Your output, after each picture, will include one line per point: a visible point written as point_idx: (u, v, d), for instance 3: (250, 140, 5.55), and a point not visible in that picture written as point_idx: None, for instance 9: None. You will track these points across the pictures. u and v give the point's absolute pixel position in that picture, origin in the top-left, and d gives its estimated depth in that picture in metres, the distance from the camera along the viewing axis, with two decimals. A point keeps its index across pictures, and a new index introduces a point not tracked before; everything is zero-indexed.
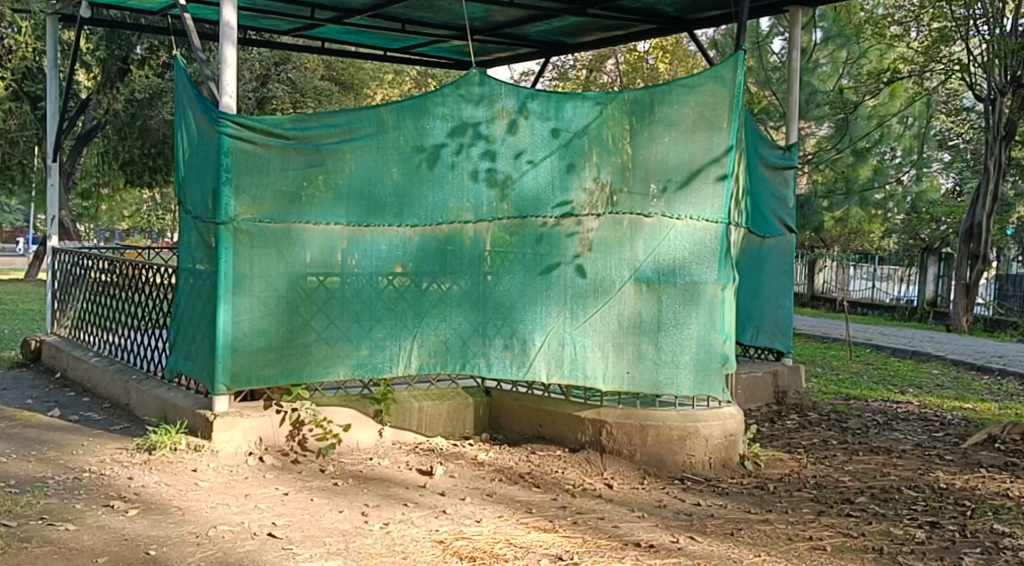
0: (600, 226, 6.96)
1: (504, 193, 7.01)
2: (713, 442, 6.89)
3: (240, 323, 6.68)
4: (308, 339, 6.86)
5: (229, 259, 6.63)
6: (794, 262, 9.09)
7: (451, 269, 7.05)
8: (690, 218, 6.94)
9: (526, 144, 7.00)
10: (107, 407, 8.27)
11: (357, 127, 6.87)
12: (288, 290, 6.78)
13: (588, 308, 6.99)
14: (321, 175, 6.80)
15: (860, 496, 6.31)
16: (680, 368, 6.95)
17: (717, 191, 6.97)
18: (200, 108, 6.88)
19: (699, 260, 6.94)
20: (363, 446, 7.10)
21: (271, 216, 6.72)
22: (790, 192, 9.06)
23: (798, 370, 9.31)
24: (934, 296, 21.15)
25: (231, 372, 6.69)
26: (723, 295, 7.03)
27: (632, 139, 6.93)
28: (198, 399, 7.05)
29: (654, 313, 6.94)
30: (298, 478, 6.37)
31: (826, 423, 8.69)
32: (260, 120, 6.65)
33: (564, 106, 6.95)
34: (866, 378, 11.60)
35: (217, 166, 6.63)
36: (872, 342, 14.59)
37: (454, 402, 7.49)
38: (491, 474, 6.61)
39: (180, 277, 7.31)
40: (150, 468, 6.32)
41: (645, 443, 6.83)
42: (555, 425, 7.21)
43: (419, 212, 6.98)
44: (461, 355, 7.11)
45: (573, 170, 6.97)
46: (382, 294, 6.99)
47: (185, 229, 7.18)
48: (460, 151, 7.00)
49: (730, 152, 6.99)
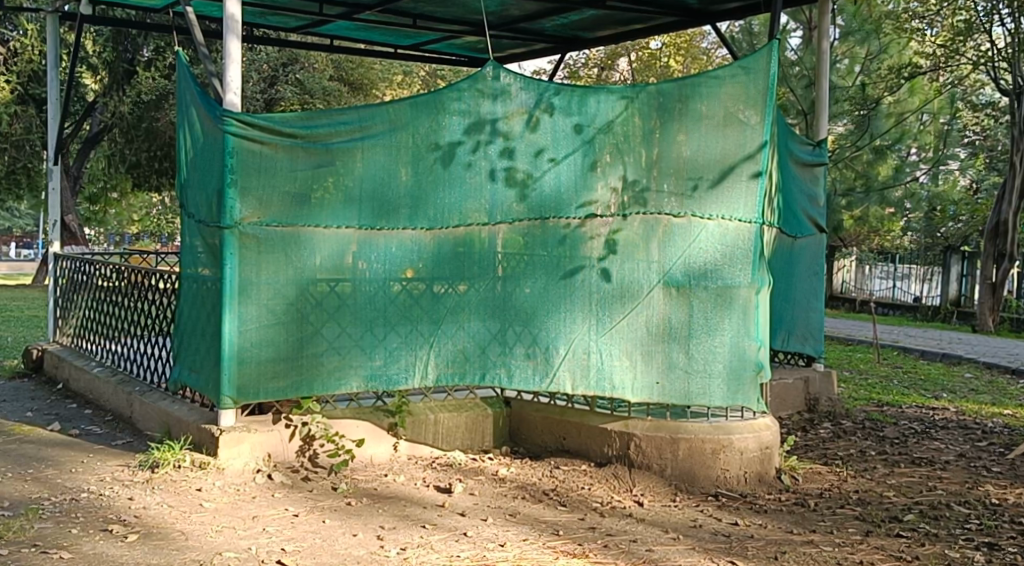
0: (626, 228, 6.58)
1: (524, 193, 6.64)
2: (747, 455, 6.49)
3: (247, 333, 6.32)
4: (318, 349, 6.50)
5: (235, 265, 6.27)
6: (824, 263, 8.71)
7: (469, 274, 6.67)
8: (722, 219, 6.54)
9: (547, 141, 6.63)
10: (109, 420, 7.93)
11: (369, 125, 6.50)
12: (297, 298, 6.41)
13: (614, 314, 6.61)
14: (332, 176, 6.44)
15: (909, 514, 5.91)
16: (712, 377, 6.56)
17: (751, 189, 6.57)
18: (204, 106, 6.52)
19: (732, 263, 6.55)
20: (377, 462, 6.74)
21: (278, 218, 6.35)
22: (821, 190, 8.69)
23: (830, 375, 8.90)
24: (958, 295, 20.67)
25: (237, 385, 6.34)
26: (758, 299, 6.63)
27: (660, 135, 6.55)
28: (204, 413, 6.68)
29: (684, 320, 6.56)
30: (309, 497, 6.01)
31: (862, 432, 8.29)
32: (266, 118, 6.29)
33: (587, 100, 6.58)
34: (897, 383, 11.17)
35: (222, 167, 6.27)
36: (899, 345, 14.16)
37: (473, 413, 7.11)
38: (514, 492, 6.24)
39: (183, 284, 6.95)
40: (152, 488, 5.96)
41: (676, 458, 6.43)
42: (579, 438, 6.83)
43: (435, 214, 6.61)
44: (480, 365, 6.73)
45: (597, 168, 6.59)
46: (396, 301, 6.62)
47: (189, 233, 6.83)
48: (477, 149, 6.63)
49: (764, 148, 6.59)
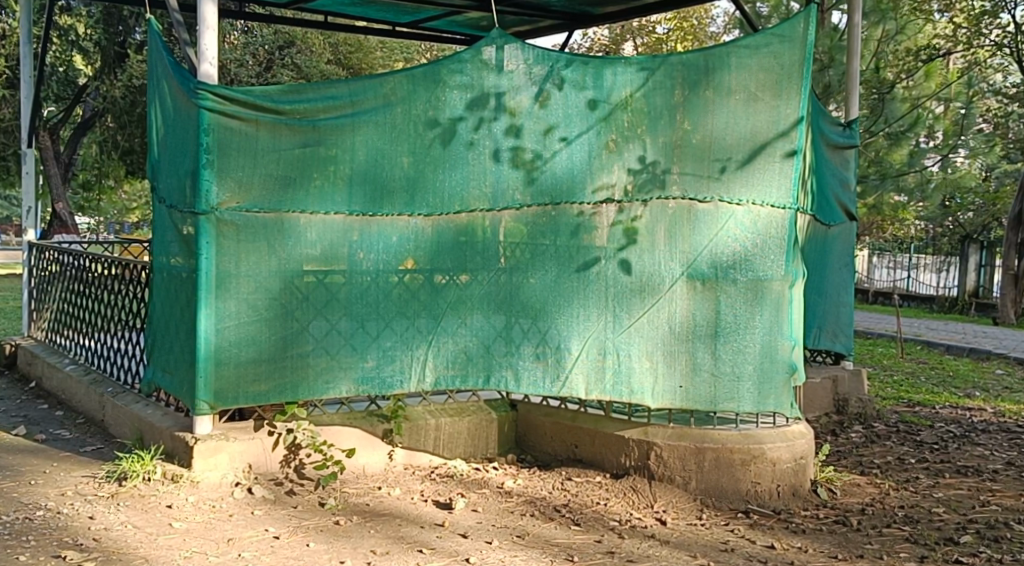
0: (646, 215, 5.93)
1: (534, 176, 5.99)
2: (780, 467, 5.84)
3: (224, 331, 5.70)
4: (305, 349, 5.86)
5: (212, 255, 5.65)
6: (854, 252, 8.15)
7: (472, 265, 6.03)
8: (753, 204, 5.89)
9: (558, 118, 5.97)
10: (80, 423, 7.30)
11: (361, 100, 5.86)
12: (281, 292, 5.78)
13: (633, 311, 5.96)
14: (319, 156, 5.80)
15: (966, 535, 5.26)
16: (741, 380, 5.92)
17: (786, 170, 5.91)
18: (176, 78, 5.86)
19: (765, 254, 5.89)
20: (371, 472, 6.11)
21: (260, 204, 5.72)
22: (853, 174, 8.07)
23: (860, 374, 8.30)
24: (975, 287, 20.07)
25: (214, 388, 5.72)
26: (792, 294, 5.97)
27: (684, 111, 5.90)
28: (179, 419, 6.05)
29: (710, 317, 5.90)
30: (293, 515, 5.39)
31: (896, 436, 7.66)
32: (245, 91, 5.65)
33: (603, 73, 5.93)
34: (924, 380, 10.55)
35: (196, 146, 5.64)
36: (923, 339, 13.52)
37: (476, 418, 6.48)
38: (521, 508, 5.61)
39: (155, 276, 6.32)
40: (116, 505, 5.33)
41: (701, 470, 5.79)
42: (592, 446, 6.19)
43: (434, 199, 5.96)
44: (484, 366, 6.09)
45: (613, 148, 5.94)
46: (391, 295, 5.99)
47: (160, 220, 6.19)
48: (480, 126, 5.98)
49: (801, 124, 5.93)
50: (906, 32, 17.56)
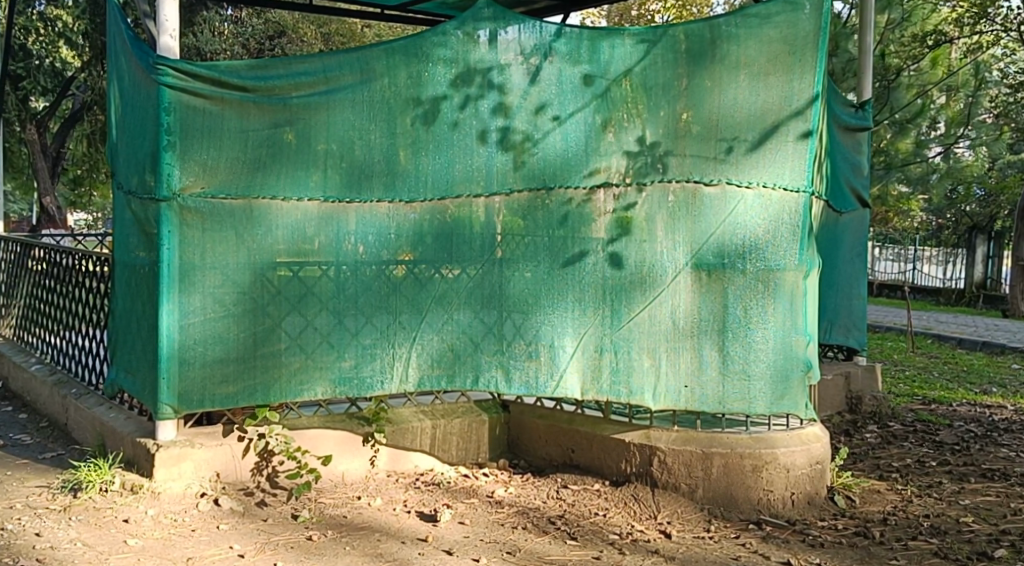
0: (647, 202, 5.45)
1: (525, 160, 5.52)
2: (795, 473, 5.36)
3: (189, 327, 5.25)
4: (277, 348, 5.39)
5: (175, 246, 5.20)
6: (868, 241, 7.67)
7: (459, 255, 5.56)
8: (764, 187, 5.40)
9: (551, 95, 5.49)
10: (43, 427, 6.83)
11: (336, 76, 5.39)
12: (251, 285, 5.32)
13: (633, 305, 5.47)
14: (291, 138, 5.34)
15: (1001, 549, 4.81)
16: (752, 381, 5.44)
17: (800, 152, 5.41)
18: (134, 52, 5.39)
19: (777, 242, 5.40)
20: (351, 480, 5.63)
21: (227, 189, 5.27)
22: (865, 158, 7.60)
23: (874, 370, 7.86)
24: (983, 279, 19.57)
25: (179, 390, 5.27)
26: (807, 285, 5.49)
27: (687, 87, 5.41)
28: (142, 423, 5.58)
29: (718, 311, 5.42)
30: (262, 529, 4.95)
31: (913, 436, 7.20)
32: (209, 66, 5.19)
33: (599, 46, 5.45)
34: (937, 375, 10.08)
35: (156, 126, 5.19)
36: (933, 332, 13.04)
37: (465, 420, 6.01)
38: (513, 519, 5.16)
39: (118, 270, 5.86)
40: (68, 520, 4.90)
41: (708, 477, 5.32)
42: (590, 452, 5.71)
43: (417, 183, 5.49)
44: (473, 365, 5.61)
45: (611, 128, 5.47)
46: (371, 288, 5.52)
47: (121, 210, 5.74)
48: (466, 105, 5.51)
49: (816, 101, 5.40)
50: (912, 19, 16.93)
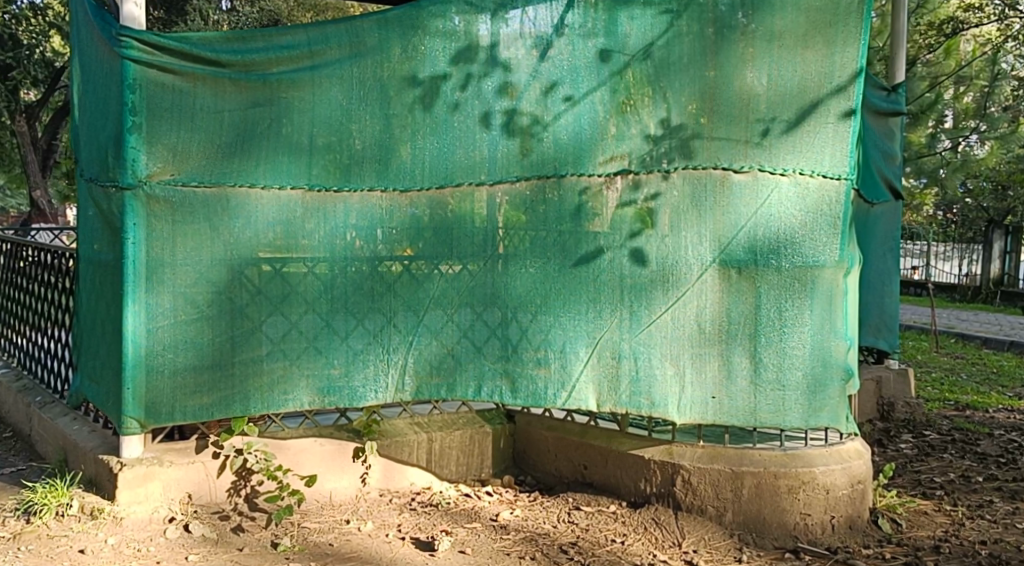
0: (669, 191, 4.88)
1: (532, 143, 4.92)
2: (835, 494, 4.80)
3: (157, 332, 4.70)
4: (256, 354, 4.83)
5: (141, 240, 4.67)
6: (900, 235, 7.08)
7: (460, 251, 4.98)
8: (801, 174, 4.82)
9: (562, 72, 4.90)
10: (6, 438, 6.25)
11: (322, 50, 4.82)
12: (227, 284, 4.77)
13: (654, 306, 4.90)
14: (272, 120, 4.78)
15: None
16: (787, 391, 4.87)
17: (842, 133, 4.82)
18: (95, 24, 4.82)
19: (815, 236, 4.83)
20: (340, 501, 5.07)
21: (200, 176, 4.71)
22: (898, 145, 7.01)
23: (907, 373, 7.30)
24: (1000, 275, 19.00)
25: (145, 401, 4.72)
26: (847, 283, 4.91)
27: (715, 64, 4.83)
28: (107, 438, 5.01)
29: (749, 313, 4.84)
30: (236, 563, 4.42)
31: (952, 446, 6.64)
32: (179, 39, 4.64)
33: (617, 18, 4.88)
34: (967, 378, 9.51)
35: (120, 105, 4.65)
36: (956, 332, 12.44)
37: (465, 432, 5.45)
38: (518, 548, 4.64)
39: (82, 267, 5.30)
40: (16, 551, 4.37)
41: (739, 499, 4.76)
42: (606, 469, 5.14)
43: (412, 170, 4.91)
44: (474, 375, 5.03)
45: (628, 109, 4.89)
46: (361, 287, 4.94)
47: (83, 201, 5.17)
48: (468, 83, 4.92)
49: (860, 77, 4.80)
50: None
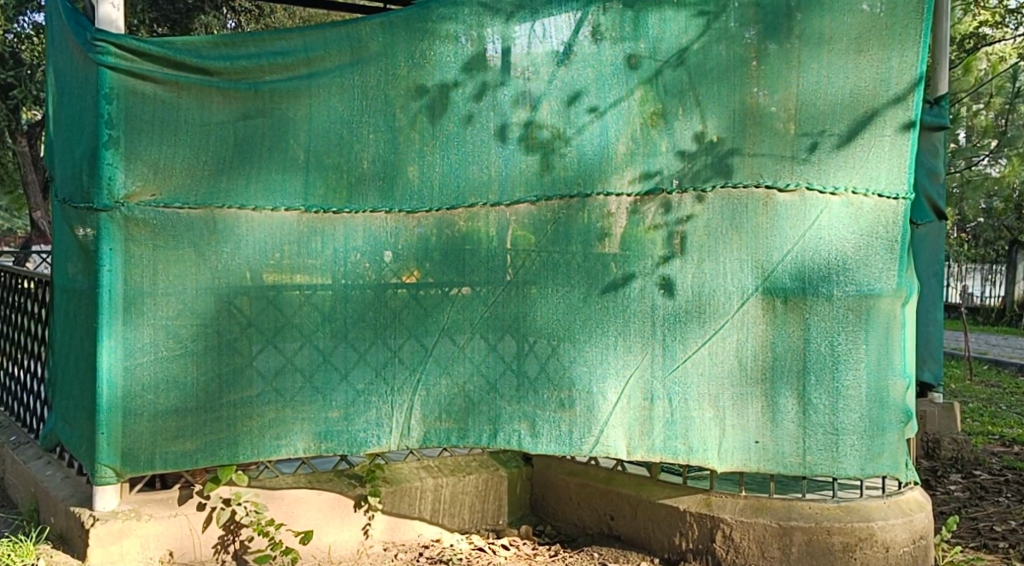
0: (707, 212, 4.38)
1: (553, 159, 4.43)
2: (895, 552, 4.28)
3: (135, 370, 4.20)
4: (247, 394, 4.33)
5: (118, 267, 4.17)
6: (945, 260, 6.44)
7: (473, 279, 4.48)
8: (854, 194, 4.32)
9: (587, 80, 4.42)
10: None
11: (321, 56, 4.34)
12: (214, 316, 4.27)
13: (690, 341, 4.40)
14: (265, 133, 4.30)
15: None
16: (840, 435, 4.36)
17: (900, 148, 4.32)
18: (70, 27, 4.35)
19: (870, 262, 4.33)
20: (339, 557, 4.57)
21: (184, 196, 4.23)
22: (942, 161, 6.40)
23: (953, 408, 6.72)
24: None
25: (121, 447, 4.21)
26: (904, 315, 4.41)
27: (757, 70, 4.34)
28: (80, 486, 4.50)
29: (797, 348, 4.34)
30: None
31: (1007, 488, 6.12)
32: (161, 43, 4.17)
33: (647, 19, 4.40)
34: (1007, 408, 8.96)
35: (95, 117, 4.17)
36: (988, 358, 11.88)
37: (477, 479, 4.94)
38: None
39: (57, 295, 4.79)
40: None
41: (787, 558, 4.25)
42: (635, 521, 4.63)
43: (420, 189, 4.42)
44: (489, 417, 4.51)
45: (661, 121, 4.40)
46: (364, 319, 4.44)
47: (58, 223, 4.68)
48: (482, 92, 4.43)
49: (920, 84, 4.30)
50: None
